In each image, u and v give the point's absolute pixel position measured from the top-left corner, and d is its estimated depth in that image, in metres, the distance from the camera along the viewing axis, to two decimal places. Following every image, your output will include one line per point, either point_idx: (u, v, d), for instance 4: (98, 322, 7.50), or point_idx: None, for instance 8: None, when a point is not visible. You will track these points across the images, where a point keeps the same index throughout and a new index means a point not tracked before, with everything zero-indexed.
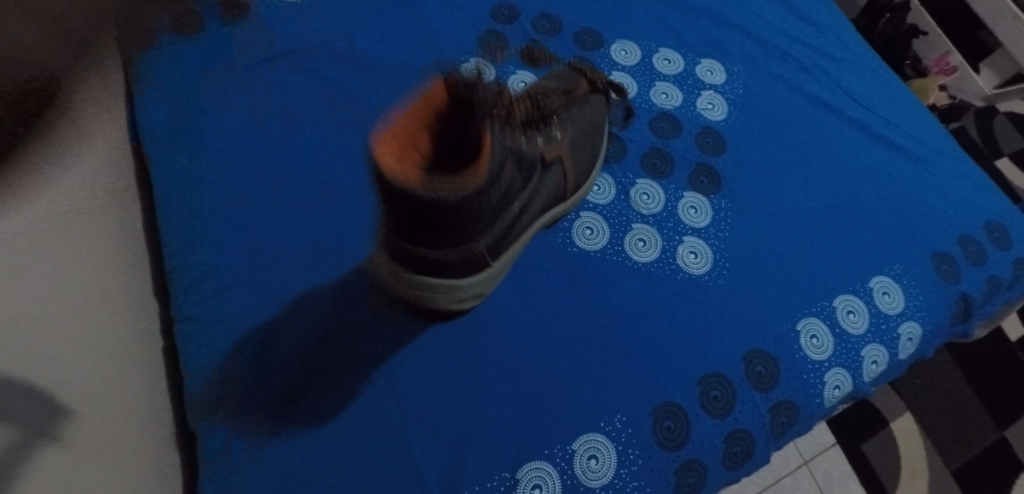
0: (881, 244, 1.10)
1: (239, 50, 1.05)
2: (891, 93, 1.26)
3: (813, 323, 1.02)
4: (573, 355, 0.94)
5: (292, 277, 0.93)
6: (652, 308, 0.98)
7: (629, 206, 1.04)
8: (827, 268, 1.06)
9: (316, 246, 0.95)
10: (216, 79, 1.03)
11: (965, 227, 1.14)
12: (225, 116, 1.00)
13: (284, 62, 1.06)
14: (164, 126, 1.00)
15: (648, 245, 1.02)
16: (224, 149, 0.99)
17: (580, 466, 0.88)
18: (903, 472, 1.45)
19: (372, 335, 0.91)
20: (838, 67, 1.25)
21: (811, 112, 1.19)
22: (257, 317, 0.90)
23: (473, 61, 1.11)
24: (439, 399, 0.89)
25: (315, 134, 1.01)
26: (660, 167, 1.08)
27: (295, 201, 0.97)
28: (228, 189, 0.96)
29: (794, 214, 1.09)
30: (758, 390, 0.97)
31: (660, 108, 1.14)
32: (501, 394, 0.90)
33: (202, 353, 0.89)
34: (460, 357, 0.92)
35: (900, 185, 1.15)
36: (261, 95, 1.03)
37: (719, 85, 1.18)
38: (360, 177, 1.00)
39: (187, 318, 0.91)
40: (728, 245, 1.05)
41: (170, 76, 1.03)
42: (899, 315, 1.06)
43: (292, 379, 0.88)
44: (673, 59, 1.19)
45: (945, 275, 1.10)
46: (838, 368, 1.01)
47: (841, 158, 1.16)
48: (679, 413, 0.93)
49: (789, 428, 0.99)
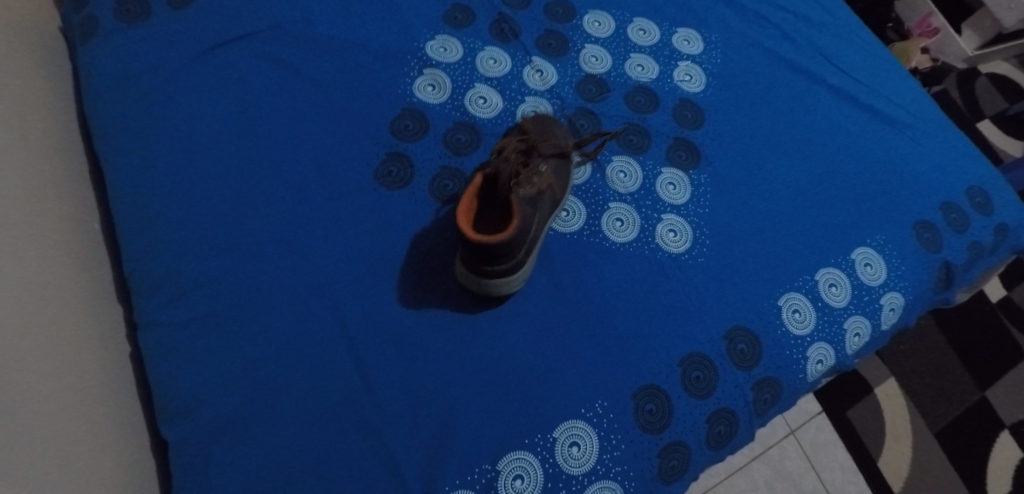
0: (862, 215, 1.08)
1: (191, 35, 1.00)
2: (872, 57, 1.23)
3: (795, 298, 1.00)
4: (551, 342, 0.92)
5: (257, 271, 0.89)
6: (630, 290, 0.96)
7: (606, 184, 1.01)
8: (809, 241, 1.04)
9: (283, 238, 0.91)
10: (168, 67, 0.98)
11: (946, 194, 1.12)
12: (180, 106, 0.96)
13: (237, 46, 1.01)
14: (115, 121, 0.96)
15: (626, 225, 0.99)
16: (181, 141, 0.94)
17: (561, 454, 0.87)
18: (888, 436, 1.46)
19: (344, 329, 0.88)
20: (817, 32, 1.22)
21: (791, 79, 1.16)
22: (222, 316, 0.87)
23: (440, 38, 1.06)
24: (415, 392, 0.87)
25: (275, 121, 0.97)
26: (637, 142, 1.05)
27: (258, 191, 0.93)
28: (187, 184, 0.92)
29: (775, 187, 1.07)
30: (740, 369, 0.95)
31: (636, 81, 1.10)
32: (480, 384, 0.89)
33: (167, 359, 0.87)
34: (437, 347, 0.90)
35: (881, 154, 1.13)
36: (216, 82, 0.98)
37: (696, 55, 1.14)
38: (326, 166, 0.96)
39: (150, 324, 0.89)
40: (708, 222, 1.02)
41: (119, 66, 0.98)
42: (881, 287, 1.05)
43: (262, 378, 0.85)
44: (649, 29, 1.15)
45: (927, 243, 1.08)
46: (820, 342, 1.00)
47: (821, 127, 1.13)
48: (661, 396, 0.91)
49: (773, 405, 0.98)
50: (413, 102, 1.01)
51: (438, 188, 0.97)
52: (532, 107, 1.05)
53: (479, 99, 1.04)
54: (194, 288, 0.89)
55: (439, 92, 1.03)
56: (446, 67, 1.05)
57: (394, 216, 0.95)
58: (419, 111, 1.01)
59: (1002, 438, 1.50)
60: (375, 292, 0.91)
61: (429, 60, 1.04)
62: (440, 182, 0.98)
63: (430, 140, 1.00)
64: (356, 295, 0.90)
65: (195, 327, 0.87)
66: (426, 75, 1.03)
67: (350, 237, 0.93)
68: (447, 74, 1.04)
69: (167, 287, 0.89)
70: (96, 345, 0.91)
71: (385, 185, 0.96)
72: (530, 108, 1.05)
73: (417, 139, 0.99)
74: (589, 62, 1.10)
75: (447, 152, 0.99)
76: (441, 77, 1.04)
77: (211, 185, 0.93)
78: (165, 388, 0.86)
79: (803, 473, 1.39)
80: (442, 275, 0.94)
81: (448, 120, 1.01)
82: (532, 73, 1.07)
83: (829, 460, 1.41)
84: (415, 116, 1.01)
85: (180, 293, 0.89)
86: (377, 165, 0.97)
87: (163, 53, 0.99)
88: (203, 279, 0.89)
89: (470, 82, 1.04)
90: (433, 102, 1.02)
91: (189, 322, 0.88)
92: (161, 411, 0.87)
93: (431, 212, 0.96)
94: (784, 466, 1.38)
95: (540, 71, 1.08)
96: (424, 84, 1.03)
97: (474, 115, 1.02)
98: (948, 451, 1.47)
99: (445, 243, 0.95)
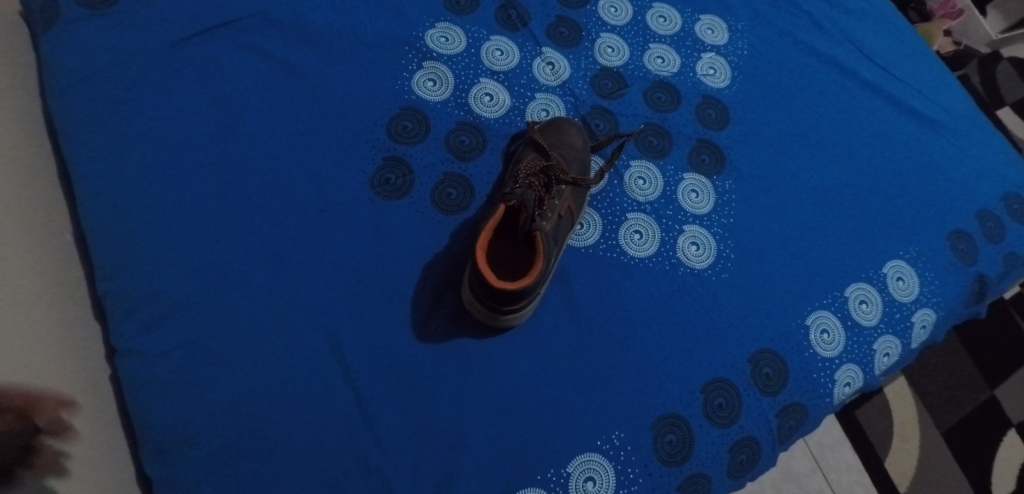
0: (895, 226, 1.00)
1: (165, 24, 0.90)
2: (906, 48, 1.14)
3: (824, 317, 0.93)
4: (564, 369, 0.85)
5: (243, 293, 0.81)
6: (649, 311, 0.89)
7: (624, 193, 0.93)
8: (838, 255, 0.97)
9: (272, 255, 0.83)
10: (140, 60, 0.88)
11: (982, 201, 1.05)
12: (157, 105, 0.86)
13: (217, 36, 0.90)
14: (81, 122, 0.85)
15: (646, 238, 0.92)
16: (157, 147, 0.85)
17: (576, 489, 0.81)
18: (895, 434, 1.32)
19: (339, 356, 0.81)
20: (849, 20, 1.12)
21: (821, 73, 1.07)
22: (206, 345, 0.79)
23: (441, 26, 0.96)
24: (417, 424, 0.80)
25: (261, 122, 0.88)
26: (657, 145, 0.97)
27: (244, 203, 0.84)
28: (165, 194, 0.83)
29: (804, 193, 0.99)
30: (765, 394, 0.89)
31: (656, 75, 1.01)
32: (487, 416, 0.82)
33: (146, 391, 0.78)
34: (441, 374, 0.82)
35: (915, 157, 1.05)
36: (194, 79, 0.88)
37: (721, 47, 1.05)
38: (317, 173, 0.87)
39: (127, 352, 0.79)
40: (733, 233, 0.95)
41: (86, 57, 0.87)
42: (913, 303, 0.98)
43: (251, 412, 0.78)
44: (669, 16, 1.05)
45: (962, 255, 1.01)
46: (849, 364, 0.93)
47: (855, 127, 1.05)
48: (682, 426, 0.85)
49: (798, 432, 0.91)
50: (412, 101, 0.92)
51: (440, 197, 0.89)
52: (542, 105, 0.96)
53: (485, 96, 0.94)
54: (176, 312, 0.80)
55: (441, 88, 0.93)
56: (448, 60, 0.95)
57: (392, 230, 0.86)
58: (418, 110, 0.92)
59: (1008, 438, 1.36)
60: (373, 313, 0.83)
61: (429, 52, 0.95)
62: (443, 191, 0.89)
63: (432, 144, 0.90)
64: (352, 318, 0.82)
65: (177, 356, 0.79)
66: (426, 69, 0.94)
67: (345, 252, 0.84)
68: (448, 68, 0.94)
69: (145, 310, 0.80)
70: (70, 370, 0.82)
71: (382, 194, 0.87)
72: (540, 106, 0.96)
73: (416, 142, 0.90)
74: (605, 54, 1.01)
75: (451, 157, 0.91)
76: (442, 72, 0.94)
77: (192, 197, 0.84)
78: (145, 421, 0.77)
79: (810, 474, 1.25)
80: (446, 295, 0.86)
81: (451, 120, 0.92)
82: (543, 66, 0.98)
83: (836, 460, 1.28)
84: (414, 116, 0.91)
85: (159, 316, 0.80)
86: (373, 172, 0.88)
87: (133, 46, 0.88)
88: (185, 302, 0.80)
89: (475, 76, 0.95)
90: (434, 100, 0.92)
91: (169, 351, 0.79)
92: (142, 448, 0.78)
93: (432, 225, 0.88)
94: (791, 467, 1.24)
95: (552, 64, 0.98)
96: (424, 79, 0.93)
97: (479, 114, 0.93)
98: (955, 451, 1.33)
99: (448, 257, 0.87)
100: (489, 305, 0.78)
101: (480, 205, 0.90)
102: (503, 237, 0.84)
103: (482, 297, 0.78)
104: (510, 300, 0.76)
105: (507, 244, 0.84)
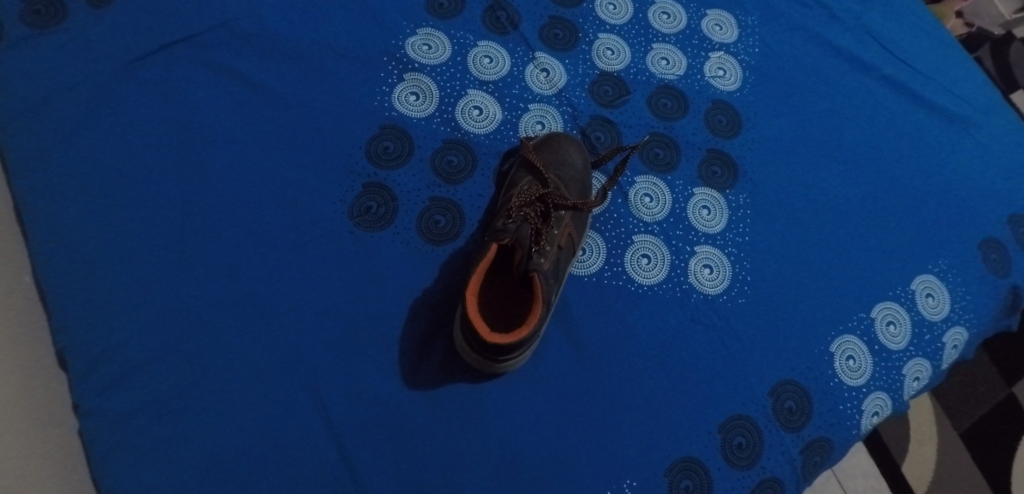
0: (923, 238, 0.92)
1: (120, 41, 0.80)
2: (929, 39, 1.05)
3: (849, 342, 0.85)
4: (568, 414, 0.77)
5: (215, 344, 0.73)
6: (659, 344, 0.81)
7: (629, 212, 0.85)
8: (863, 272, 0.89)
9: (245, 299, 0.75)
10: (93, 83, 0.79)
11: (1014, 206, 0.96)
12: (112, 134, 0.77)
13: (178, 53, 0.81)
14: (27, 156, 0.76)
15: (654, 262, 0.84)
16: (114, 182, 0.76)
17: None
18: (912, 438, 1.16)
19: (321, 410, 0.73)
20: (867, 10, 1.03)
21: (839, 70, 0.99)
22: (176, 403, 0.71)
23: (423, 32, 0.87)
24: (409, 482, 0.72)
25: (229, 147, 0.79)
26: (664, 158, 0.88)
27: (212, 241, 0.76)
28: (124, 234, 0.74)
29: (825, 205, 0.91)
30: (788, 431, 0.81)
31: (660, 80, 0.92)
32: (485, 470, 0.74)
33: (106, 461, 0.69)
34: (433, 426, 0.74)
35: (941, 160, 0.97)
36: (154, 102, 0.79)
37: (730, 45, 0.96)
38: (292, 204, 0.78)
39: (86, 415, 0.71)
40: (749, 253, 0.87)
41: (33, 82, 0.78)
42: (944, 321, 0.90)
43: (226, 478, 0.69)
44: (673, 12, 0.96)
45: (993, 266, 0.93)
46: (877, 392, 0.85)
47: (877, 130, 0.97)
48: (699, 470, 0.78)
49: (824, 468, 0.84)
50: (394, 119, 0.83)
51: (427, 225, 0.80)
52: (537, 116, 0.88)
53: (474, 109, 0.86)
54: (138, 369, 0.71)
55: (425, 102, 0.84)
56: (431, 71, 0.86)
57: (376, 266, 0.78)
58: (400, 129, 0.83)
59: None
60: (358, 360, 0.75)
61: (410, 62, 0.86)
62: (430, 218, 0.80)
63: (416, 166, 0.82)
64: (336, 367, 0.74)
65: (142, 418, 0.70)
66: (407, 82, 0.85)
67: (325, 292, 0.76)
68: (432, 79, 0.85)
69: (104, 367, 0.71)
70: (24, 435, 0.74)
71: (363, 225, 0.79)
72: (535, 118, 0.88)
73: (399, 164, 0.82)
74: (604, 57, 0.92)
75: (437, 179, 0.82)
76: (426, 84, 0.85)
77: (154, 236, 0.75)
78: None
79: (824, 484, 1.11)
80: (437, 336, 0.78)
81: (437, 138, 0.83)
82: (537, 74, 0.89)
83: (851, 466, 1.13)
84: (395, 135, 0.82)
85: (121, 373, 0.71)
86: (353, 200, 0.80)
87: (86, 68, 0.79)
88: (149, 356, 0.72)
89: (461, 87, 0.86)
90: (418, 116, 0.84)
91: (133, 411, 0.70)
92: None
93: (420, 257, 0.79)
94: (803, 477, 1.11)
95: (546, 70, 0.89)
96: (406, 93, 0.84)
97: (468, 130, 0.85)
98: (975, 454, 1.16)
99: (439, 293, 0.79)
100: (483, 354, 0.71)
101: (472, 233, 0.81)
102: (498, 277, 0.76)
103: (475, 346, 0.70)
104: (507, 351, 0.68)
105: (501, 284, 0.76)
